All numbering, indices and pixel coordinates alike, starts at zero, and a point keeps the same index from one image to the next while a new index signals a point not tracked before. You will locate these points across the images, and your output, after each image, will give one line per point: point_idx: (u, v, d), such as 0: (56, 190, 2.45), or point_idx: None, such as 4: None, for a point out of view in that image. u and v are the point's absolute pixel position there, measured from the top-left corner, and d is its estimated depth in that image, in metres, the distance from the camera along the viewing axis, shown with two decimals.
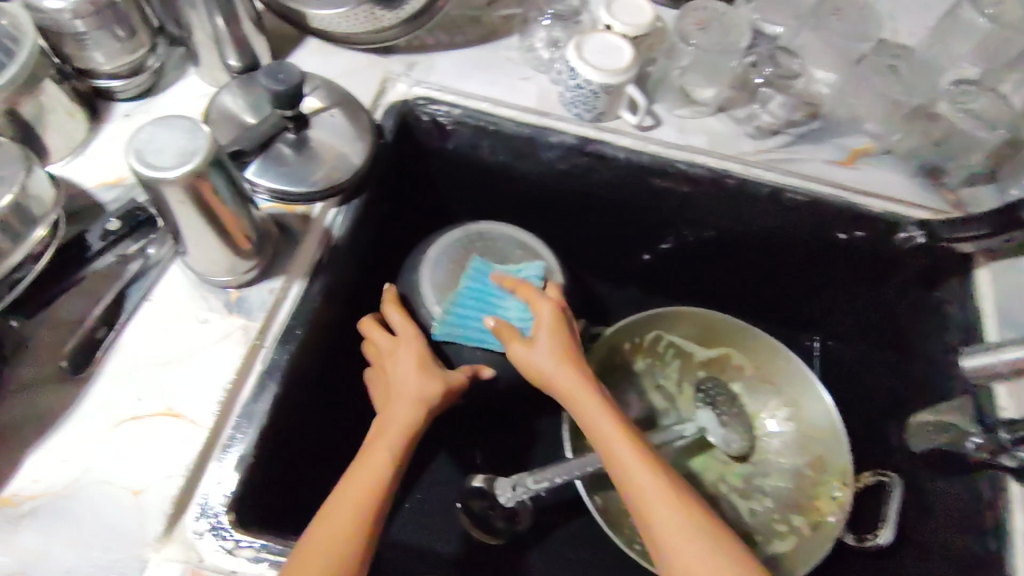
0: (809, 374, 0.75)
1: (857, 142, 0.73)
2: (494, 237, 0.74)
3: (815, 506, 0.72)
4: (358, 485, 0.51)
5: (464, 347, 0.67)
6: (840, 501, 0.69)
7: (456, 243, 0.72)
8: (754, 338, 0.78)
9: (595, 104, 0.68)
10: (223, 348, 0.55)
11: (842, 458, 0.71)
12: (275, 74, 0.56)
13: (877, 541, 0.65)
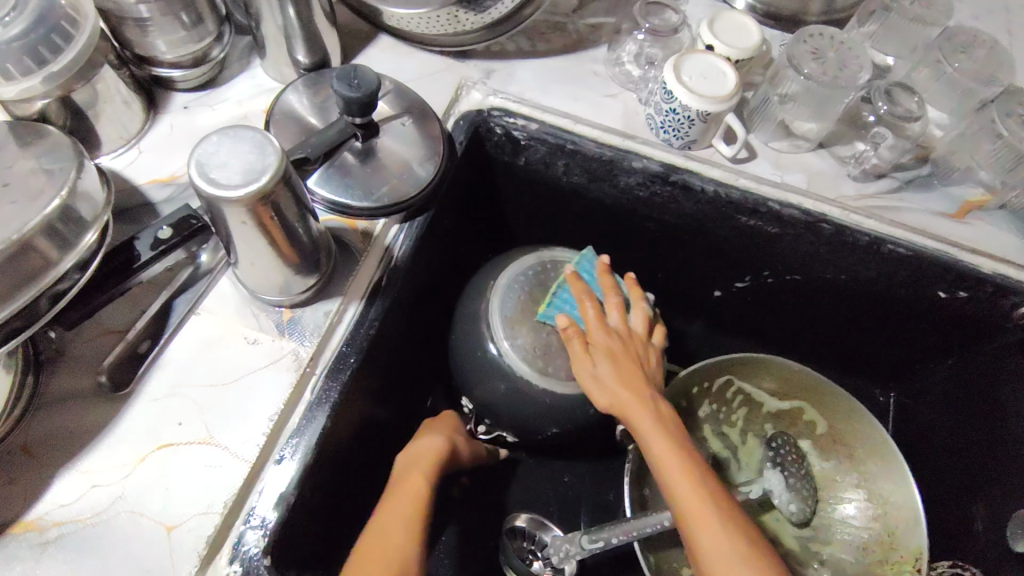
0: (890, 440, 0.67)
1: (971, 194, 0.66)
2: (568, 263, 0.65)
3: None
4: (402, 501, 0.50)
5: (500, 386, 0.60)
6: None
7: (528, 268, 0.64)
8: (830, 393, 0.71)
9: (688, 131, 0.62)
10: (271, 373, 0.51)
11: (916, 540, 0.65)
12: (350, 79, 0.52)
13: None
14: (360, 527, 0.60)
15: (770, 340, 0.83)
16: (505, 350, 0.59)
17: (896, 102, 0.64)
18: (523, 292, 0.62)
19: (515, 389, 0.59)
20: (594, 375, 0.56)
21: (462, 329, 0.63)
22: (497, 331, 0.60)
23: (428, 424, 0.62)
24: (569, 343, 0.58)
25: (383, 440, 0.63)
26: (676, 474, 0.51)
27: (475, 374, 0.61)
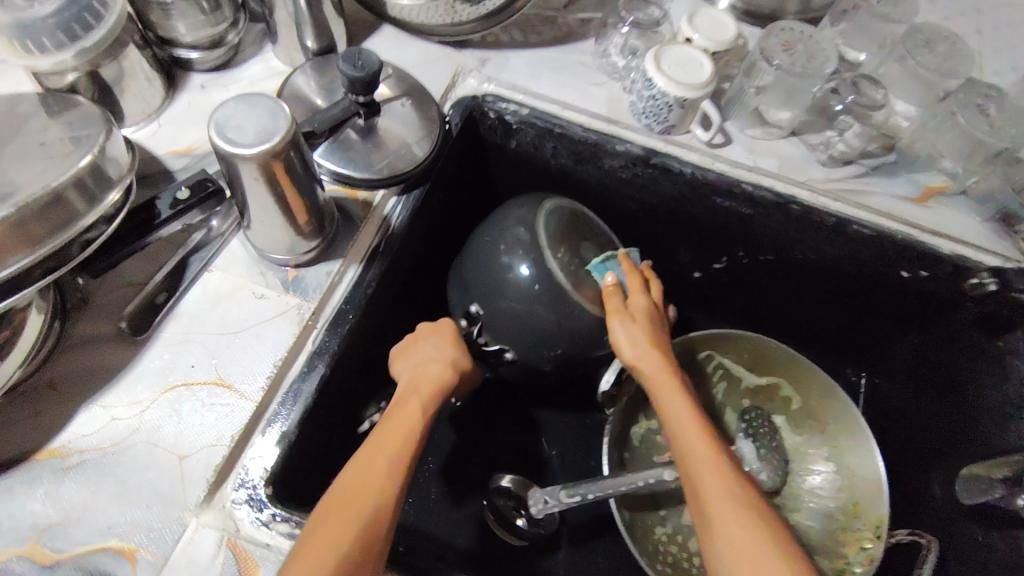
0: (860, 417, 0.71)
1: (934, 179, 0.71)
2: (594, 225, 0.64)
3: (841, 551, 0.69)
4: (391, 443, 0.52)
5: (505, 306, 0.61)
6: (869, 553, 0.66)
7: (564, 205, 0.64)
8: (801, 370, 0.76)
9: (667, 116, 0.67)
10: (277, 324, 0.55)
11: (879, 510, 0.68)
12: (354, 60, 0.57)
13: None
14: None
15: (748, 319, 0.87)
16: (543, 271, 0.59)
17: (861, 93, 0.69)
18: (570, 224, 0.62)
19: (528, 315, 0.60)
20: (631, 332, 0.60)
21: (495, 236, 0.62)
22: (534, 253, 0.60)
23: (437, 337, 0.62)
24: (613, 300, 0.60)
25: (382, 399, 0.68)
26: (688, 427, 0.55)
27: (495, 294, 0.61)
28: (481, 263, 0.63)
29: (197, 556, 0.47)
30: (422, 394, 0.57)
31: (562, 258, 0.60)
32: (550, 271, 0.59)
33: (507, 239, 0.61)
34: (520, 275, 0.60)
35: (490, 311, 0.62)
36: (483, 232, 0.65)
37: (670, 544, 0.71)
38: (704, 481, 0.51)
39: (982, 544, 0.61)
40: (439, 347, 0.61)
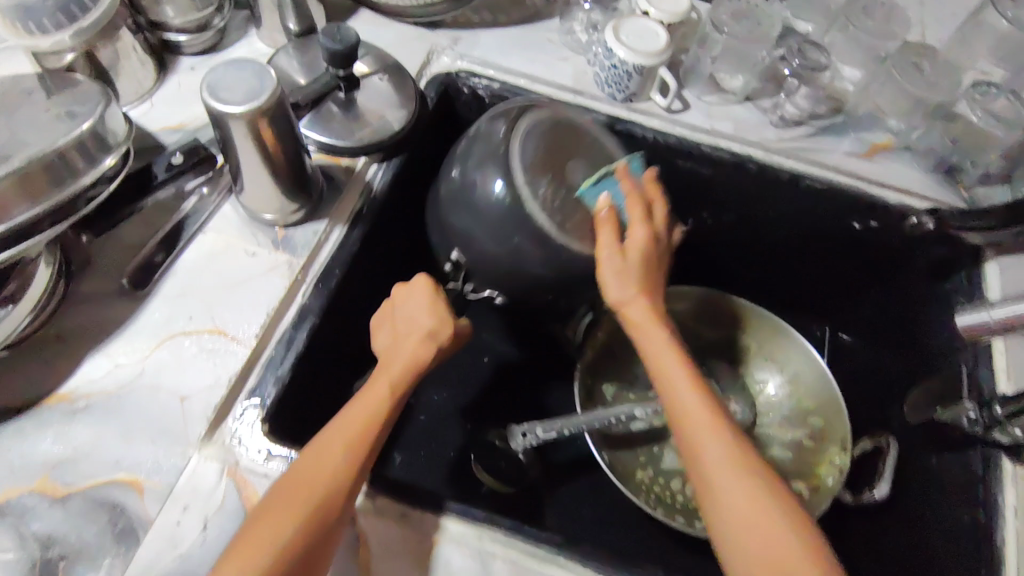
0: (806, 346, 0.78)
1: (879, 137, 0.75)
2: (582, 138, 0.58)
3: (815, 471, 0.73)
4: (349, 423, 0.50)
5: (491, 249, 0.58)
6: (839, 466, 0.71)
7: (544, 131, 0.57)
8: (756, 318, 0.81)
9: (628, 84, 0.72)
10: (269, 279, 0.59)
11: (842, 430, 0.73)
12: (333, 34, 0.61)
13: (874, 494, 0.65)
14: None
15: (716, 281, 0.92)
16: (515, 186, 0.55)
17: (806, 58, 0.74)
18: (551, 151, 0.56)
19: (501, 238, 0.57)
20: (622, 277, 0.54)
21: (478, 170, 0.57)
22: (507, 167, 0.55)
23: (414, 297, 0.57)
24: (603, 227, 0.54)
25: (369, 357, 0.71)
26: (682, 389, 0.53)
27: (472, 216, 0.58)
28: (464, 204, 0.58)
29: (200, 485, 0.51)
30: (393, 366, 0.54)
31: (535, 172, 0.55)
32: (523, 189, 0.54)
33: (480, 155, 0.58)
34: (495, 190, 0.56)
35: (468, 236, 0.60)
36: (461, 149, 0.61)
37: (652, 487, 0.74)
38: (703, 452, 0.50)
39: (936, 466, 0.66)
40: (417, 305, 0.57)
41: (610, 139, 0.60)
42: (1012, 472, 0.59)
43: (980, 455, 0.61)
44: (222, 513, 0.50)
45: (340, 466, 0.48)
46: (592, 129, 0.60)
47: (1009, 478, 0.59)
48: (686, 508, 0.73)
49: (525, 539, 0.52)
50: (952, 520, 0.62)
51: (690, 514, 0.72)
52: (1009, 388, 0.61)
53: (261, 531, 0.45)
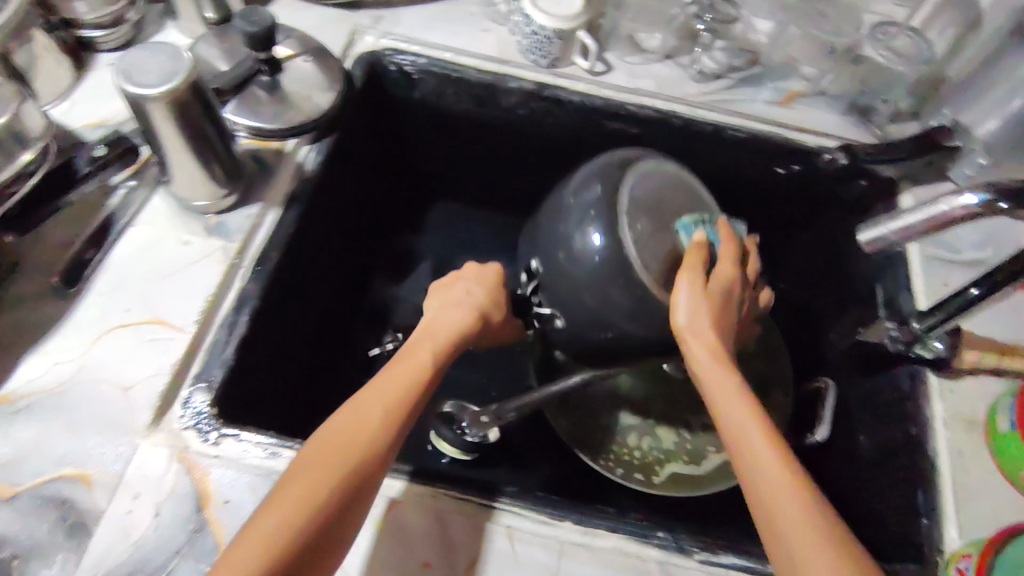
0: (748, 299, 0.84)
1: (795, 85, 0.79)
2: (671, 181, 0.60)
3: None
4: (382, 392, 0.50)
5: (580, 288, 0.59)
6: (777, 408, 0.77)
7: (644, 179, 0.59)
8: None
9: (550, 49, 0.74)
10: (204, 266, 0.60)
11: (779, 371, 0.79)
12: (250, 17, 0.61)
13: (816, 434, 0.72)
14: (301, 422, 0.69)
15: None
16: (615, 238, 0.57)
17: (719, 12, 0.77)
18: (655, 198, 0.58)
19: (595, 291, 0.58)
20: (693, 302, 0.53)
21: (580, 212, 0.59)
22: (611, 219, 0.57)
23: (467, 278, 0.66)
24: (693, 252, 0.55)
25: (309, 340, 0.72)
26: (714, 367, 0.52)
27: (564, 266, 0.59)
28: (558, 245, 0.60)
29: (151, 471, 0.51)
30: (440, 335, 0.58)
31: (639, 225, 0.57)
32: (622, 237, 0.56)
33: (580, 207, 0.59)
34: (592, 241, 0.57)
35: (559, 286, 0.61)
36: (556, 204, 0.63)
37: (612, 448, 0.77)
38: (736, 424, 0.49)
39: (870, 389, 0.69)
40: (466, 284, 0.65)
41: (711, 201, 0.62)
42: (936, 386, 0.63)
43: (907, 372, 0.64)
44: (174, 496, 0.50)
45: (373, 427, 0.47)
46: (688, 175, 0.62)
47: (934, 392, 0.63)
48: (644, 463, 0.76)
49: (478, 492, 0.54)
50: (887, 437, 0.65)
51: (647, 468, 0.76)
52: (926, 305, 0.65)
53: (282, 485, 0.44)
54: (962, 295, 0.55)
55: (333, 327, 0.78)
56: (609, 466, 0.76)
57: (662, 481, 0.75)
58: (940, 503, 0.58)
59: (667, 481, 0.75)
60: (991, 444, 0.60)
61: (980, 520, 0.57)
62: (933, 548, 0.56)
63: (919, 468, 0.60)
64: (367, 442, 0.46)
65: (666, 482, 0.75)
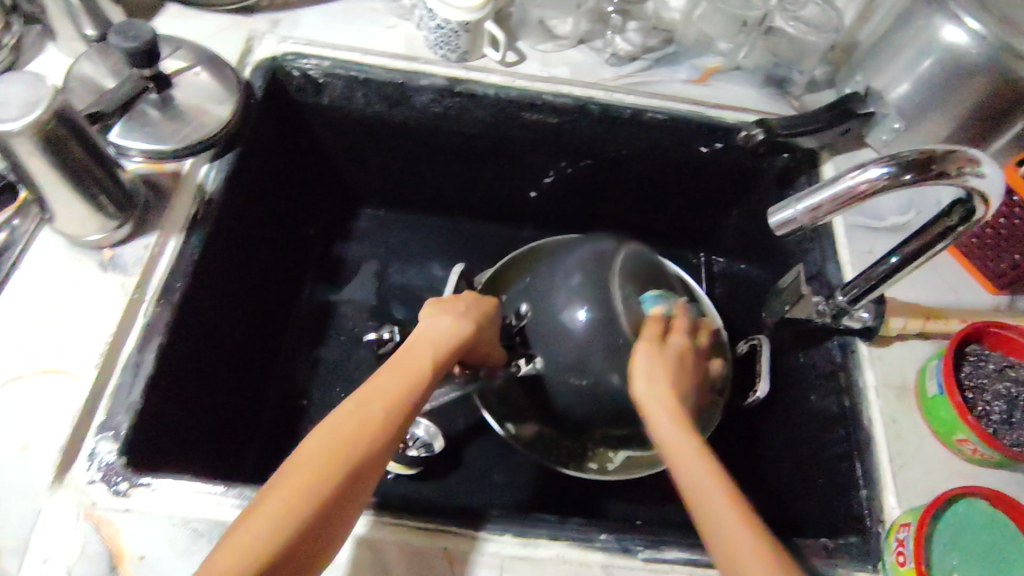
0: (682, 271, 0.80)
1: (711, 62, 0.78)
2: (649, 269, 0.68)
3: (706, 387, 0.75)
4: (378, 402, 0.48)
5: (561, 351, 0.64)
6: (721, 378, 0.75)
7: (629, 265, 0.66)
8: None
9: (457, 42, 0.71)
10: (102, 306, 0.56)
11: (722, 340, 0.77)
12: (125, 32, 0.57)
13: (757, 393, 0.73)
14: (220, 454, 0.66)
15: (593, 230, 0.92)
16: (602, 312, 0.63)
17: None
18: (637, 281, 0.66)
19: (579, 351, 0.63)
20: (649, 371, 0.56)
21: (570, 289, 0.65)
22: (598, 300, 0.63)
23: (465, 298, 0.62)
24: (648, 328, 0.60)
25: (232, 367, 0.68)
26: (666, 420, 0.53)
27: (552, 337, 0.65)
28: (547, 315, 0.66)
29: (57, 532, 0.48)
30: (441, 343, 0.56)
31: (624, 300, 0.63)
32: (608, 310, 0.63)
33: (566, 287, 0.65)
34: (579, 318, 0.63)
35: (546, 353, 0.65)
36: (540, 279, 0.69)
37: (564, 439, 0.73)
38: (684, 465, 0.49)
39: (805, 363, 0.69)
40: (468, 299, 0.62)
41: (675, 284, 0.71)
42: (867, 355, 0.63)
43: (837, 342, 0.65)
44: (85, 557, 0.47)
45: (366, 440, 0.46)
46: (657, 263, 0.70)
47: (865, 361, 0.63)
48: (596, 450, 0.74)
49: (412, 515, 0.52)
50: (823, 410, 0.65)
51: (601, 455, 0.73)
52: (852, 274, 0.66)
53: (267, 499, 0.42)
54: (884, 263, 0.54)
55: (259, 351, 0.75)
56: (562, 460, 0.72)
57: (618, 466, 0.73)
58: (877, 475, 0.58)
59: (623, 465, 0.73)
60: (921, 405, 0.60)
61: (916, 489, 0.58)
62: (874, 520, 0.57)
63: (854, 441, 0.61)
64: (362, 442, 0.46)
65: (622, 465, 0.73)
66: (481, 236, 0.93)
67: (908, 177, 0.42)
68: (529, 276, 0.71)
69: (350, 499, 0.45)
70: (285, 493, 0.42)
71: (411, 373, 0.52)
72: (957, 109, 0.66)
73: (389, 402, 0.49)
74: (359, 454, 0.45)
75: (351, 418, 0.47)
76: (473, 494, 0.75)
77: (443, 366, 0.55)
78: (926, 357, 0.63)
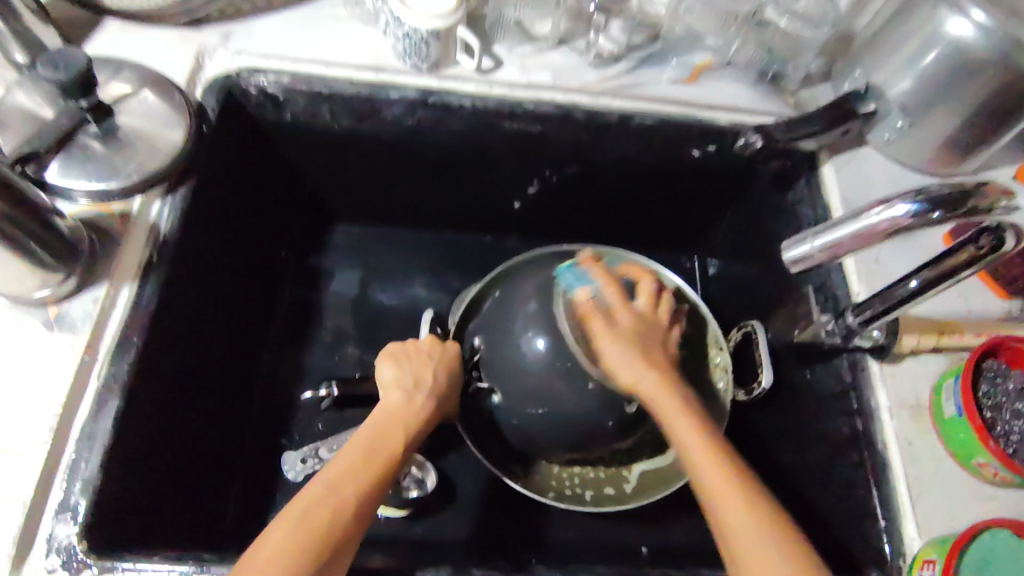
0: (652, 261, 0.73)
1: (700, 57, 0.73)
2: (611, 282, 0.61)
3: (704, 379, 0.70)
4: (349, 485, 0.46)
5: (526, 378, 0.58)
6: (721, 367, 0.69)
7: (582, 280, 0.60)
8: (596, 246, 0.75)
9: (429, 52, 0.65)
10: (49, 372, 0.51)
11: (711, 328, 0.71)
12: (54, 61, 0.50)
13: (761, 385, 0.68)
14: (191, 512, 0.61)
15: (581, 236, 0.87)
16: (559, 338, 0.57)
17: None
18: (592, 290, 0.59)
19: (545, 382, 0.57)
20: (627, 359, 0.53)
21: (525, 315, 0.59)
22: (556, 327, 0.57)
23: (432, 357, 0.59)
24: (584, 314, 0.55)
25: (200, 417, 0.64)
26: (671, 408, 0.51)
27: (511, 369, 0.59)
28: (503, 344, 0.60)
29: None
30: (406, 421, 0.53)
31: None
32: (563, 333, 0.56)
33: (521, 314, 0.59)
34: (538, 347, 0.57)
35: (505, 386, 0.60)
36: (498, 306, 0.63)
37: (572, 467, 0.68)
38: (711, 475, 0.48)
39: (811, 380, 0.66)
40: (432, 362, 0.59)
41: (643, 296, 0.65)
42: (879, 373, 0.60)
43: (847, 360, 0.61)
44: None
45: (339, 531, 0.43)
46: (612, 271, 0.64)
47: (878, 379, 0.60)
48: (609, 475, 0.69)
49: None
50: (835, 432, 0.62)
51: (615, 477, 0.69)
52: (860, 289, 0.62)
53: None
54: (902, 286, 0.51)
55: (229, 392, 0.70)
56: (577, 494, 0.67)
57: (635, 485, 0.68)
58: (895, 504, 0.56)
59: (640, 483, 0.68)
60: (938, 427, 0.57)
61: (936, 518, 0.55)
62: (895, 552, 0.54)
63: (870, 466, 0.58)
64: (336, 530, 0.43)
65: (640, 482, 0.68)
66: (462, 249, 0.88)
67: (937, 215, 0.39)
68: (492, 298, 0.66)
69: None
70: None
71: (381, 454, 0.49)
72: (963, 104, 0.61)
73: (359, 486, 0.46)
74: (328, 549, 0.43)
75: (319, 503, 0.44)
76: (471, 529, 0.71)
77: (409, 449, 0.53)
78: (939, 373, 0.60)
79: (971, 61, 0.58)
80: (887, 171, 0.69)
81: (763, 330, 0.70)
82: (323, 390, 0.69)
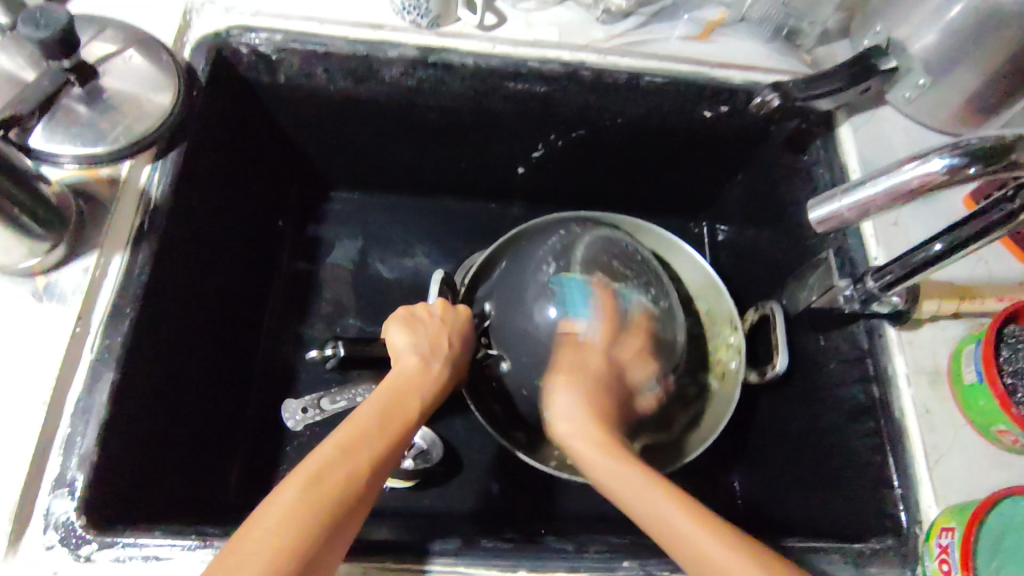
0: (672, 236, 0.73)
1: (712, 13, 0.70)
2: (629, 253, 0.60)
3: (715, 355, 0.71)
4: (365, 449, 0.44)
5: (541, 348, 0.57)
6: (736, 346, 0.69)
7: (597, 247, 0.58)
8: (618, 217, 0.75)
9: (428, 6, 0.61)
10: (40, 345, 0.49)
11: (727, 306, 0.71)
12: (35, 20, 0.47)
13: (776, 370, 0.66)
14: (191, 487, 0.60)
15: (587, 203, 0.85)
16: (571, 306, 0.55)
17: None
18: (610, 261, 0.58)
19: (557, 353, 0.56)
20: (568, 406, 0.53)
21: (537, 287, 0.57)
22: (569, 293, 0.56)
23: (445, 323, 0.57)
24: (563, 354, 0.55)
25: (198, 389, 0.62)
26: (597, 455, 0.49)
27: (524, 340, 0.58)
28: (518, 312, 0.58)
29: None
30: (421, 393, 0.52)
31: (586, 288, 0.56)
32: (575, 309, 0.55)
33: (537, 279, 0.58)
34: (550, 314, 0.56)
35: (515, 355, 0.59)
36: (508, 273, 0.61)
37: None
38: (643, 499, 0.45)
39: (825, 348, 0.65)
40: (445, 330, 0.57)
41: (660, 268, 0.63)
42: (896, 339, 0.58)
43: (864, 326, 0.60)
44: None
45: (351, 493, 0.42)
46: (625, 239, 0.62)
47: (893, 345, 0.58)
48: None
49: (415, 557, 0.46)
50: (851, 399, 0.61)
51: None
52: (879, 255, 0.60)
53: (238, 550, 0.37)
54: (924, 249, 0.49)
55: (229, 363, 0.68)
56: None
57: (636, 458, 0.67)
58: (911, 470, 0.55)
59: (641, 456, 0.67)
60: (955, 392, 0.56)
61: (954, 485, 0.54)
62: (911, 520, 0.53)
63: (886, 432, 0.56)
64: (348, 494, 0.42)
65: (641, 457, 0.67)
66: (466, 216, 0.86)
67: (971, 171, 0.37)
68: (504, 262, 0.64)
69: (327, 555, 0.40)
70: (257, 561, 0.37)
71: (395, 425, 0.47)
72: (988, 58, 0.57)
73: (372, 450, 0.44)
74: (338, 511, 0.41)
75: (334, 464, 0.42)
76: (477, 500, 0.70)
77: (422, 419, 0.51)
78: (957, 338, 0.58)
79: (999, 13, 0.55)
80: (905, 132, 0.67)
81: (781, 314, 0.68)
82: (328, 349, 0.63)
